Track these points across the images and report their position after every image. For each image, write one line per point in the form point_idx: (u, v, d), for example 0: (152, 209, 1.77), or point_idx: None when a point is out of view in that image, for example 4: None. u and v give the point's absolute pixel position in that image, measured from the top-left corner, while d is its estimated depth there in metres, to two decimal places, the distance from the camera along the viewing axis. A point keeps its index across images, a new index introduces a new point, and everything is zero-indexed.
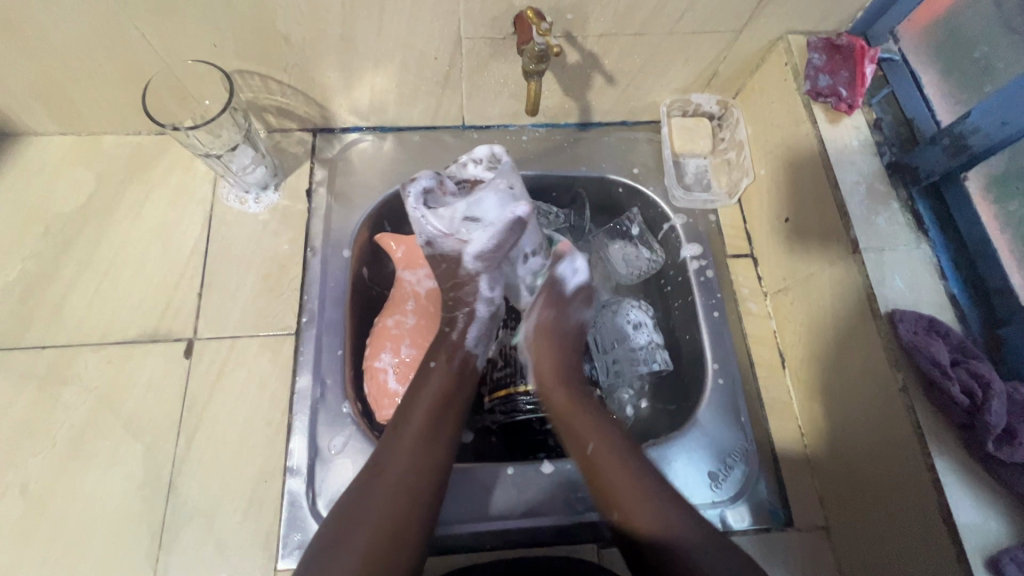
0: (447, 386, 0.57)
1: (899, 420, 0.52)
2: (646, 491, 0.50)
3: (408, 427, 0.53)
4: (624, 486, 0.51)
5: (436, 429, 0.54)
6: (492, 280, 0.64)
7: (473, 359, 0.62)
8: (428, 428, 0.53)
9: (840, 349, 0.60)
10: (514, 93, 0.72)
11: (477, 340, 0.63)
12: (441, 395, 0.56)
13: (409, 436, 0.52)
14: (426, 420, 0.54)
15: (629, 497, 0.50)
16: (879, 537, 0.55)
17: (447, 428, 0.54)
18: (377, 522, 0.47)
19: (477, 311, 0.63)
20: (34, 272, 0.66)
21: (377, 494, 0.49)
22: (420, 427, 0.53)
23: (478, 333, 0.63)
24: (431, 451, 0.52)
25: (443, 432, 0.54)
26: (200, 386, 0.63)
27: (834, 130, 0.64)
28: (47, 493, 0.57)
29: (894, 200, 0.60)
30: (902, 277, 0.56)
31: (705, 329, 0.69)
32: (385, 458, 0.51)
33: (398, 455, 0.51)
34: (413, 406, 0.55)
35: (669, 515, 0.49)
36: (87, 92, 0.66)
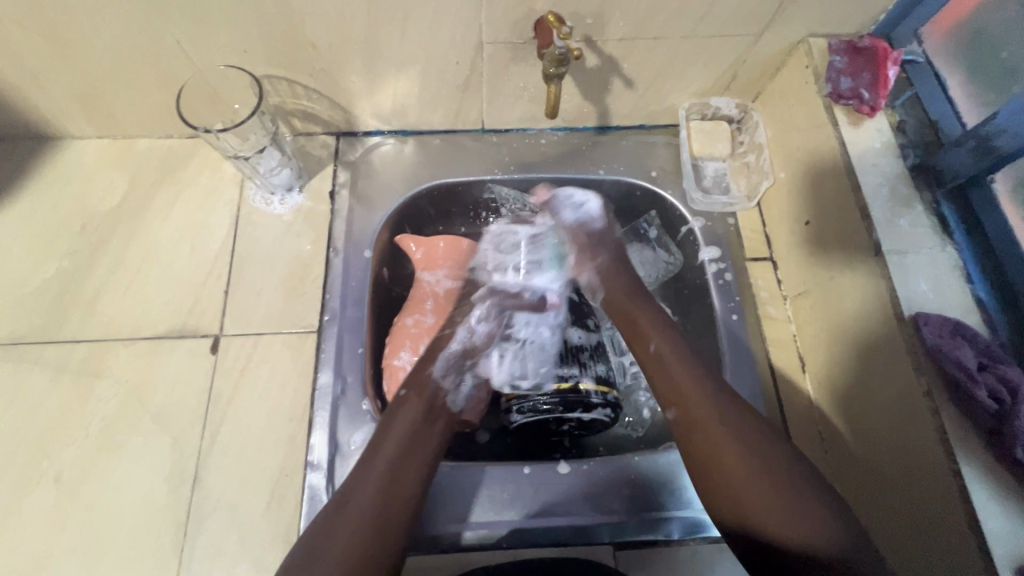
0: (416, 422, 0.55)
1: (922, 426, 0.51)
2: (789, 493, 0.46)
3: (378, 458, 0.52)
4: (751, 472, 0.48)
5: (407, 458, 0.53)
6: (483, 314, 0.66)
7: (445, 393, 0.60)
8: (397, 465, 0.52)
9: (862, 354, 0.59)
10: (533, 98, 0.73)
11: (447, 374, 0.61)
12: (413, 426, 0.55)
13: (380, 463, 0.51)
14: (397, 450, 0.53)
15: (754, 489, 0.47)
16: (905, 544, 0.54)
17: (415, 467, 0.52)
18: (341, 557, 0.45)
19: (451, 343, 0.64)
20: (71, 269, 0.69)
21: (343, 524, 0.47)
22: (392, 455, 0.52)
23: (448, 364, 0.62)
24: (398, 482, 0.51)
25: (410, 470, 0.52)
26: (225, 382, 0.64)
27: (856, 133, 0.63)
28: (78, 482, 0.59)
29: (918, 202, 0.59)
30: (926, 280, 0.55)
31: (723, 332, 0.69)
32: (352, 488, 0.50)
33: (365, 485, 0.50)
34: (387, 434, 0.54)
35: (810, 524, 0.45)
36: (124, 98, 0.69)
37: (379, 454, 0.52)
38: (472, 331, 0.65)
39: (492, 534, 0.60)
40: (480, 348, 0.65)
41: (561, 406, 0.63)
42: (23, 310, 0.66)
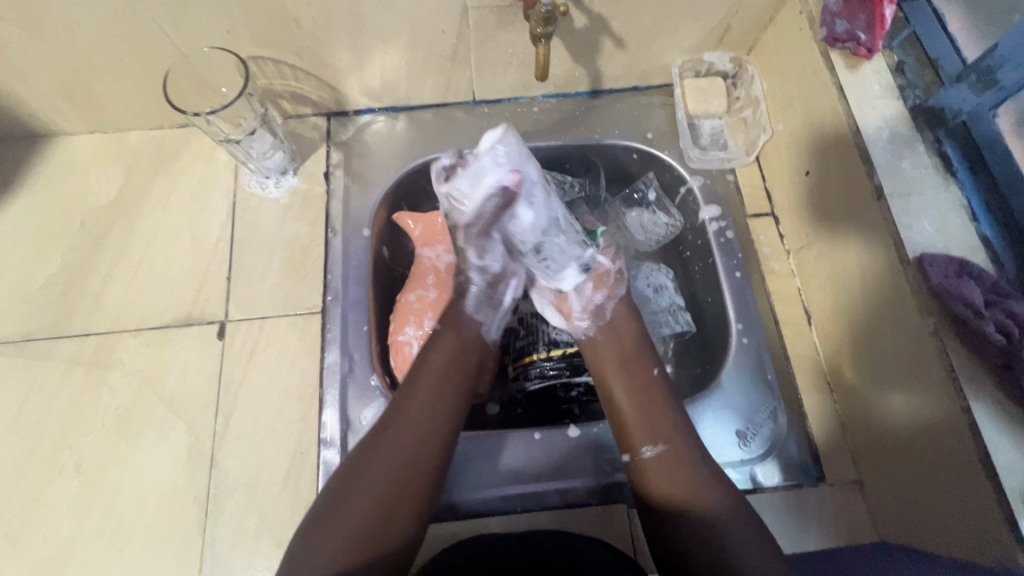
0: (450, 356, 0.57)
1: (932, 365, 0.51)
2: (690, 470, 0.51)
3: (416, 390, 0.54)
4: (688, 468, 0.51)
5: (445, 391, 0.54)
6: (480, 248, 0.59)
7: (480, 326, 0.61)
8: (432, 398, 0.53)
9: (869, 301, 0.59)
10: (523, 64, 0.72)
11: (478, 308, 0.61)
12: (451, 359, 0.56)
13: (419, 396, 0.53)
14: (434, 383, 0.54)
15: (674, 473, 0.51)
16: (914, 485, 0.55)
17: (449, 400, 0.54)
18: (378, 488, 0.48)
19: (472, 284, 0.61)
20: (74, 265, 0.69)
21: (384, 452, 0.50)
22: (430, 387, 0.54)
23: (480, 300, 0.61)
24: (434, 415, 0.52)
25: (446, 403, 0.54)
26: (235, 365, 0.65)
27: (854, 76, 0.61)
28: (99, 470, 0.61)
29: (919, 143, 0.57)
30: (931, 221, 0.54)
31: (727, 289, 0.69)
32: (393, 417, 0.52)
33: (403, 419, 0.52)
34: (422, 368, 0.55)
35: (707, 491, 0.50)
36: (111, 88, 0.68)
37: (418, 386, 0.54)
38: (484, 267, 0.60)
39: (505, 499, 0.61)
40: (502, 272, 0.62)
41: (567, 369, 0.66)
42: (31, 306, 0.67)
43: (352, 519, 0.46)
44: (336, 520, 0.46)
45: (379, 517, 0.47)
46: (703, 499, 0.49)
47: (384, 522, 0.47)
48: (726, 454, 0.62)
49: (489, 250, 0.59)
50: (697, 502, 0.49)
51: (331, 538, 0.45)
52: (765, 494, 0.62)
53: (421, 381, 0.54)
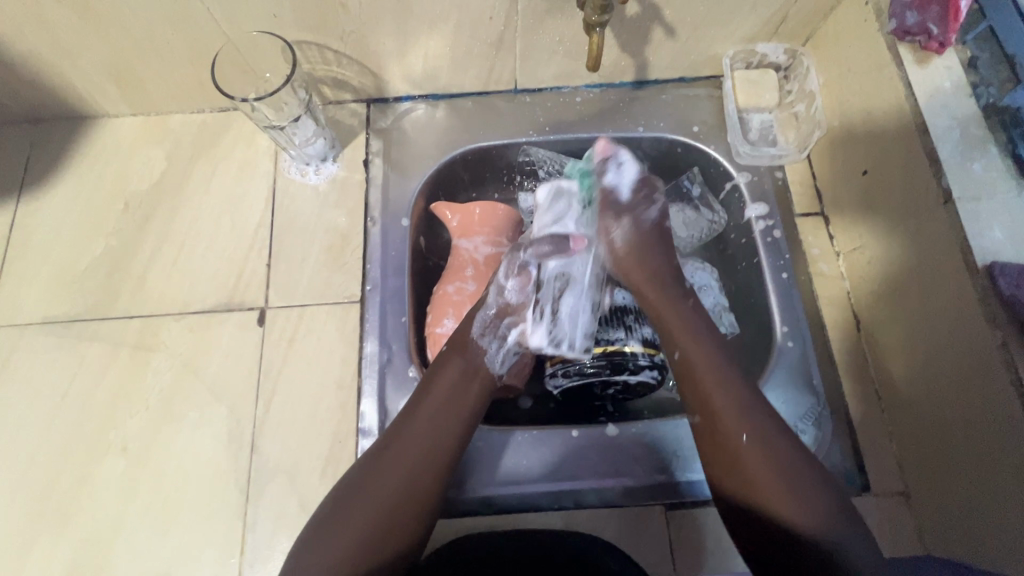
0: (456, 383, 0.56)
1: (996, 378, 0.49)
2: (789, 477, 0.46)
3: (419, 412, 0.53)
4: (768, 469, 0.47)
5: (448, 418, 0.53)
6: (512, 267, 0.62)
7: (483, 355, 0.59)
8: (438, 421, 0.53)
9: (927, 308, 0.57)
10: (569, 52, 0.70)
11: (483, 331, 0.60)
12: (456, 391, 0.55)
13: (421, 420, 0.52)
14: (436, 412, 0.53)
15: (771, 483, 0.46)
16: (969, 500, 0.53)
17: (453, 426, 0.53)
18: (376, 506, 0.47)
19: (488, 297, 0.62)
20: (119, 247, 0.70)
21: (385, 476, 0.49)
22: (435, 417, 0.53)
23: (483, 324, 0.61)
24: (436, 441, 0.52)
25: (450, 429, 0.53)
26: (275, 352, 0.65)
27: (922, 72, 0.58)
28: (144, 451, 0.61)
29: (992, 144, 0.54)
30: (1002, 227, 0.51)
31: (773, 292, 0.67)
32: (395, 441, 0.51)
33: (407, 438, 0.51)
34: (427, 394, 0.55)
35: (808, 509, 0.45)
36: (156, 71, 0.68)
37: (421, 411, 0.53)
38: (503, 289, 0.62)
39: (542, 495, 0.61)
40: (519, 308, 0.62)
41: (607, 368, 0.64)
42: (77, 287, 0.68)
43: (349, 532, 0.46)
44: (333, 534, 0.46)
45: (377, 532, 0.46)
46: (808, 512, 0.45)
47: (384, 535, 0.46)
48: None
49: (522, 276, 0.62)
50: (787, 514, 0.45)
51: (333, 549, 0.45)
52: None
53: (422, 410, 0.53)
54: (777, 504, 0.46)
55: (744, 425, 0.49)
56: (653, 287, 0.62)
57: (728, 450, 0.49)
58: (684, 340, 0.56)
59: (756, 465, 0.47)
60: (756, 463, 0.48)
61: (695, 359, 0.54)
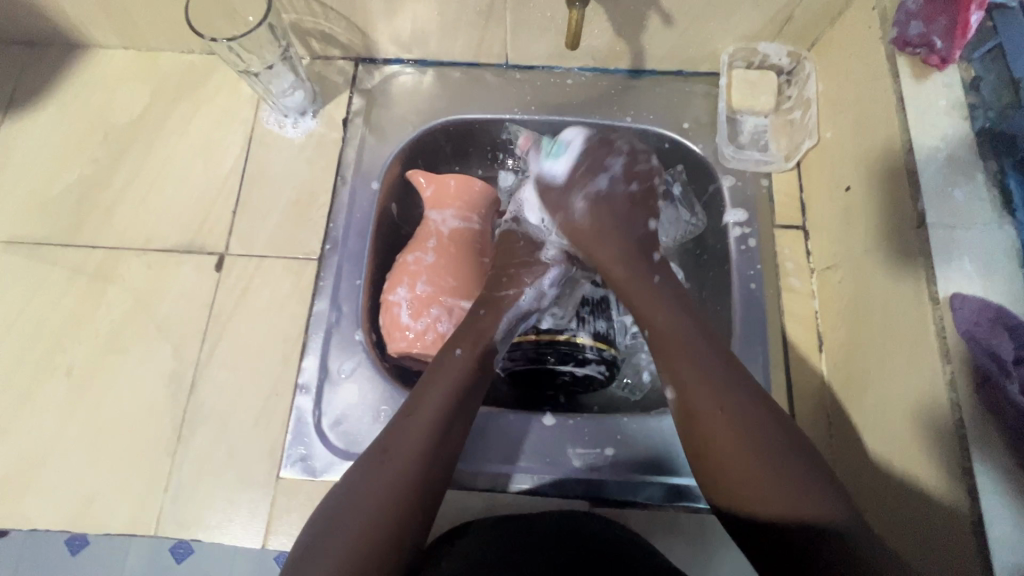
0: (462, 373, 0.54)
1: (938, 414, 0.47)
2: (801, 483, 0.44)
3: (425, 403, 0.51)
4: (759, 472, 0.45)
5: (453, 409, 0.52)
6: (552, 276, 0.66)
7: (495, 354, 0.58)
8: (443, 413, 0.51)
9: (885, 336, 0.54)
10: (561, 30, 0.68)
11: (506, 333, 0.61)
12: (458, 379, 0.54)
13: (427, 410, 0.51)
14: (441, 402, 0.51)
15: (772, 486, 0.44)
16: (897, 538, 0.51)
17: (459, 415, 0.52)
18: (380, 506, 0.45)
19: (519, 299, 0.62)
20: (92, 177, 0.70)
21: (388, 475, 0.46)
22: (438, 412, 0.51)
23: (508, 324, 0.61)
24: (443, 432, 0.50)
25: (456, 418, 0.52)
26: (227, 298, 0.66)
27: (918, 87, 0.55)
28: (85, 378, 0.62)
29: (979, 172, 0.51)
30: (974, 261, 0.48)
31: (737, 303, 0.65)
32: (395, 438, 0.49)
33: (411, 432, 0.49)
34: (433, 383, 0.53)
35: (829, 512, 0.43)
36: (144, 4, 0.68)
37: (426, 402, 0.51)
38: (541, 292, 0.64)
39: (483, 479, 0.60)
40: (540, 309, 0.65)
41: (552, 356, 0.63)
42: (47, 212, 0.69)
43: (354, 535, 0.44)
44: (338, 536, 0.44)
45: (386, 532, 0.44)
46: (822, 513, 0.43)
47: (391, 534, 0.44)
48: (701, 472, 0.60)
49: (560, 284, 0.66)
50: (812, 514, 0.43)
51: (338, 551, 0.43)
52: None
53: (427, 401, 0.51)
54: (777, 508, 0.43)
55: (721, 418, 0.47)
56: (620, 267, 0.59)
57: (720, 465, 0.46)
58: (660, 311, 0.55)
59: (753, 469, 0.45)
60: (767, 480, 0.45)
61: (670, 329, 0.53)
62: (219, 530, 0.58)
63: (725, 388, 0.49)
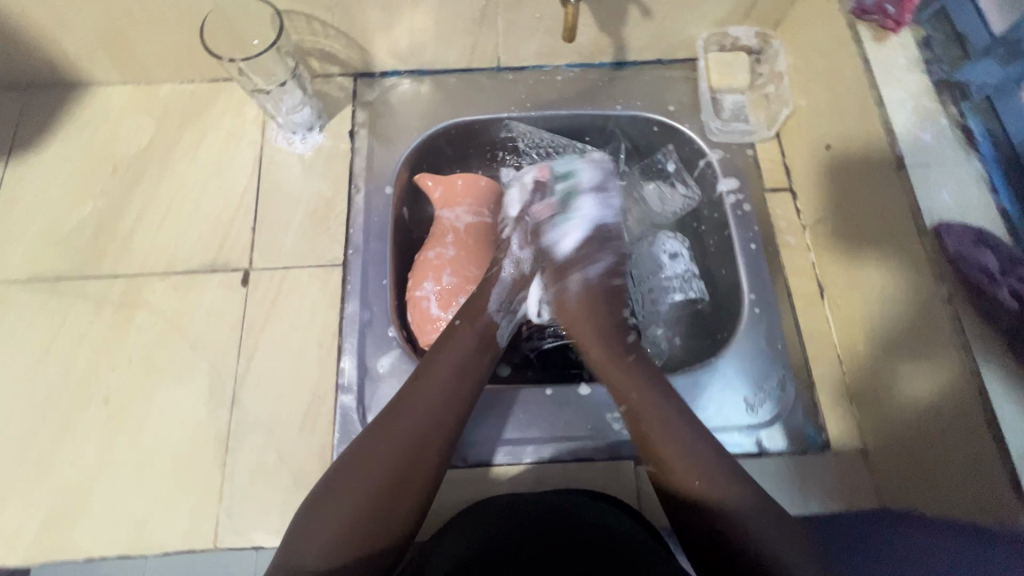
0: (467, 350, 0.58)
1: (941, 329, 0.52)
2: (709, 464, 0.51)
3: (431, 375, 0.56)
4: (683, 458, 0.52)
5: (456, 383, 0.56)
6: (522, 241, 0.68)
7: (495, 325, 0.62)
8: (447, 387, 0.55)
9: (882, 272, 0.60)
10: (549, 30, 0.73)
11: (499, 305, 0.64)
12: (464, 354, 0.58)
13: (433, 383, 0.55)
14: (445, 376, 0.56)
15: (692, 467, 0.51)
16: (918, 451, 0.56)
17: (464, 388, 0.56)
18: (381, 474, 0.49)
19: (501, 272, 0.66)
20: (105, 209, 0.71)
21: (390, 442, 0.51)
22: (443, 386, 0.55)
23: (499, 301, 0.64)
24: (446, 406, 0.54)
25: (461, 391, 0.56)
26: (257, 311, 0.67)
27: (879, 50, 0.61)
28: (124, 404, 0.62)
29: (943, 116, 0.57)
30: (949, 192, 0.54)
31: (742, 263, 0.70)
32: (402, 407, 0.53)
33: (415, 405, 0.53)
34: (437, 358, 0.57)
35: (734, 488, 0.49)
36: (147, 37, 0.70)
37: (431, 375, 0.56)
38: (517, 260, 0.67)
39: (480, 455, 0.63)
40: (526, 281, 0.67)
41: None
42: (64, 247, 0.69)
43: (352, 499, 0.48)
44: (339, 498, 0.48)
45: (381, 500, 0.48)
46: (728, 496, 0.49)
47: (384, 504, 0.48)
48: (732, 421, 0.64)
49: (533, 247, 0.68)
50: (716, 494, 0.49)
51: (337, 513, 0.47)
52: (770, 459, 0.63)
53: (434, 373, 0.56)
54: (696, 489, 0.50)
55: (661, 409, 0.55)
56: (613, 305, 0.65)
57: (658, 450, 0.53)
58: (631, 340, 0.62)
59: (676, 450, 0.52)
60: (680, 471, 0.51)
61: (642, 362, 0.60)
62: (277, 535, 0.58)
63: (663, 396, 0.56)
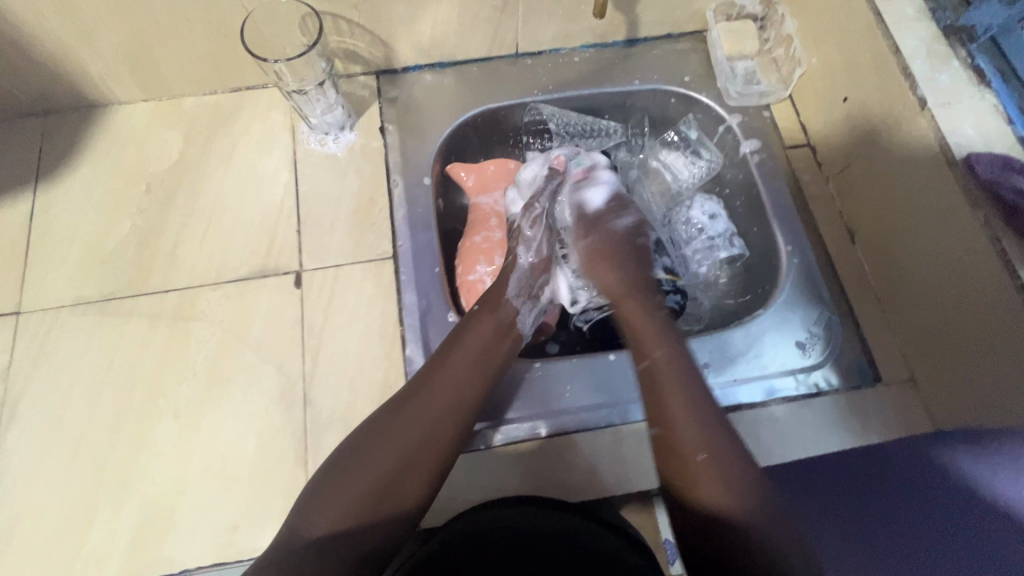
0: (488, 336, 0.59)
1: (982, 253, 0.56)
2: (728, 471, 0.49)
3: (455, 358, 0.57)
4: (702, 466, 0.49)
5: (479, 366, 0.57)
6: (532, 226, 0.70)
7: (515, 313, 0.63)
8: (468, 371, 0.56)
9: (913, 209, 0.63)
10: (567, 12, 0.75)
11: (520, 292, 0.65)
12: (488, 337, 0.59)
13: (456, 367, 0.56)
14: (469, 361, 0.57)
15: (709, 467, 0.49)
16: (968, 372, 0.60)
17: (485, 372, 0.57)
18: (400, 452, 0.50)
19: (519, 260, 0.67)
20: (144, 226, 0.71)
21: (411, 420, 0.52)
22: (465, 369, 0.56)
23: (520, 284, 0.65)
24: (467, 390, 0.55)
25: (481, 374, 0.57)
26: (315, 310, 0.67)
27: (888, 3, 0.65)
28: (196, 415, 0.62)
29: (954, 58, 0.61)
30: (972, 126, 0.58)
31: (774, 217, 0.73)
32: (425, 387, 0.55)
33: (436, 389, 0.54)
34: (459, 342, 0.58)
35: (741, 494, 0.47)
36: (172, 51, 0.70)
37: (455, 358, 0.57)
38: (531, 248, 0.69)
39: (554, 424, 0.64)
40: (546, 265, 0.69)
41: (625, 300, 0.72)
42: (108, 268, 0.68)
43: (367, 474, 0.49)
44: (353, 471, 0.49)
45: (395, 476, 0.49)
46: (739, 501, 0.47)
47: (393, 482, 0.49)
48: (790, 363, 0.67)
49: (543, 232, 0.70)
50: (728, 500, 0.47)
51: (353, 485, 0.48)
52: (828, 397, 0.66)
53: (456, 356, 0.57)
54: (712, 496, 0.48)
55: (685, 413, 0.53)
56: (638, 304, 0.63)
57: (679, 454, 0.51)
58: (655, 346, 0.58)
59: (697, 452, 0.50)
60: (694, 477, 0.49)
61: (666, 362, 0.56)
62: None
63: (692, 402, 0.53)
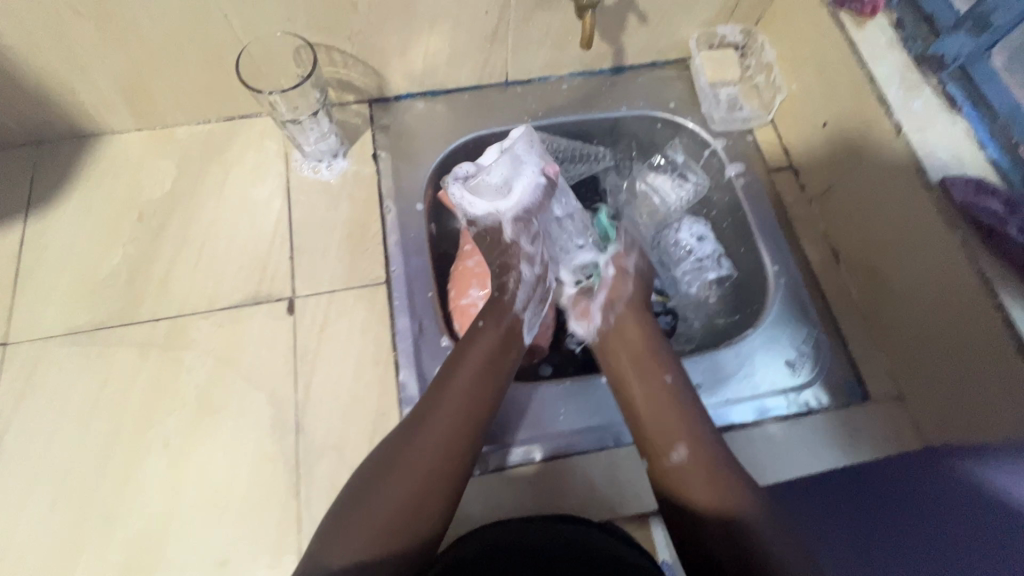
0: (488, 352, 0.59)
1: (964, 272, 0.57)
2: (717, 475, 0.51)
3: (456, 377, 0.56)
4: (693, 473, 0.51)
5: (482, 383, 0.57)
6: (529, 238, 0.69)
7: (517, 323, 0.63)
8: (472, 389, 0.56)
9: (895, 229, 0.65)
10: (556, 42, 0.77)
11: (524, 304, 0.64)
12: (489, 352, 0.59)
13: (458, 384, 0.56)
14: (472, 378, 0.56)
15: (699, 477, 0.51)
16: (954, 388, 0.61)
17: (489, 388, 0.57)
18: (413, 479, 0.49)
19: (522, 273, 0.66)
20: (136, 255, 0.71)
21: (420, 444, 0.52)
22: (468, 387, 0.56)
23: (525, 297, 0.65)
24: (472, 407, 0.55)
25: (486, 391, 0.57)
26: (308, 337, 0.67)
27: (861, 34, 0.68)
28: (186, 445, 0.62)
29: (926, 85, 0.64)
30: (946, 150, 0.60)
31: (761, 238, 0.75)
32: (430, 410, 0.54)
33: (440, 411, 0.54)
34: (460, 361, 0.58)
35: (733, 493, 0.49)
36: (167, 81, 0.71)
37: (457, 376, 0.56)
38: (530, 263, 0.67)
39: (549, 447, 0.64)
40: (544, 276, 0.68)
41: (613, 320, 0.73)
42: (99, 297, 0.68)
43: (381, 504, 0.48)
44: (370, 501, 0.48)
45: (411, 503, 0.49)
46: (728, 502, 0.49)
47: (409, 510, 0.48)
48: (781, 382, 0.68)
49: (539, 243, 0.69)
50: (729, 502, 0.49)
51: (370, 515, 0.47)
52: (818, 415, 0.67)
53: (459, 375, 0.56)
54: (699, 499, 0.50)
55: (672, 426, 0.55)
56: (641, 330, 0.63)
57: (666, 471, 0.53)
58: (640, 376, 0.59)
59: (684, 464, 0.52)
60: (686, 480, 0.51)
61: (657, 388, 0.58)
62: None
63: (674, 410, 0.56)
